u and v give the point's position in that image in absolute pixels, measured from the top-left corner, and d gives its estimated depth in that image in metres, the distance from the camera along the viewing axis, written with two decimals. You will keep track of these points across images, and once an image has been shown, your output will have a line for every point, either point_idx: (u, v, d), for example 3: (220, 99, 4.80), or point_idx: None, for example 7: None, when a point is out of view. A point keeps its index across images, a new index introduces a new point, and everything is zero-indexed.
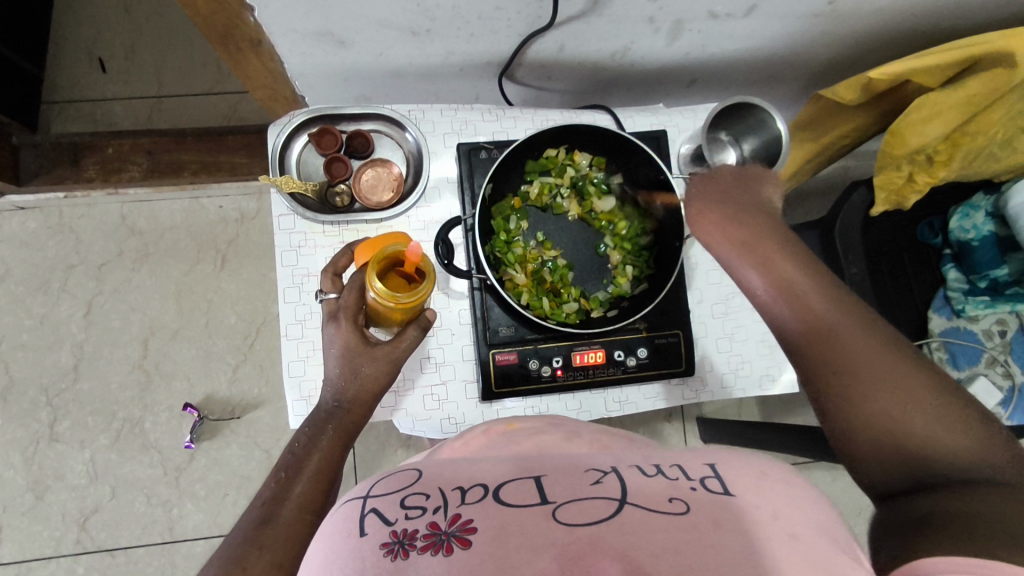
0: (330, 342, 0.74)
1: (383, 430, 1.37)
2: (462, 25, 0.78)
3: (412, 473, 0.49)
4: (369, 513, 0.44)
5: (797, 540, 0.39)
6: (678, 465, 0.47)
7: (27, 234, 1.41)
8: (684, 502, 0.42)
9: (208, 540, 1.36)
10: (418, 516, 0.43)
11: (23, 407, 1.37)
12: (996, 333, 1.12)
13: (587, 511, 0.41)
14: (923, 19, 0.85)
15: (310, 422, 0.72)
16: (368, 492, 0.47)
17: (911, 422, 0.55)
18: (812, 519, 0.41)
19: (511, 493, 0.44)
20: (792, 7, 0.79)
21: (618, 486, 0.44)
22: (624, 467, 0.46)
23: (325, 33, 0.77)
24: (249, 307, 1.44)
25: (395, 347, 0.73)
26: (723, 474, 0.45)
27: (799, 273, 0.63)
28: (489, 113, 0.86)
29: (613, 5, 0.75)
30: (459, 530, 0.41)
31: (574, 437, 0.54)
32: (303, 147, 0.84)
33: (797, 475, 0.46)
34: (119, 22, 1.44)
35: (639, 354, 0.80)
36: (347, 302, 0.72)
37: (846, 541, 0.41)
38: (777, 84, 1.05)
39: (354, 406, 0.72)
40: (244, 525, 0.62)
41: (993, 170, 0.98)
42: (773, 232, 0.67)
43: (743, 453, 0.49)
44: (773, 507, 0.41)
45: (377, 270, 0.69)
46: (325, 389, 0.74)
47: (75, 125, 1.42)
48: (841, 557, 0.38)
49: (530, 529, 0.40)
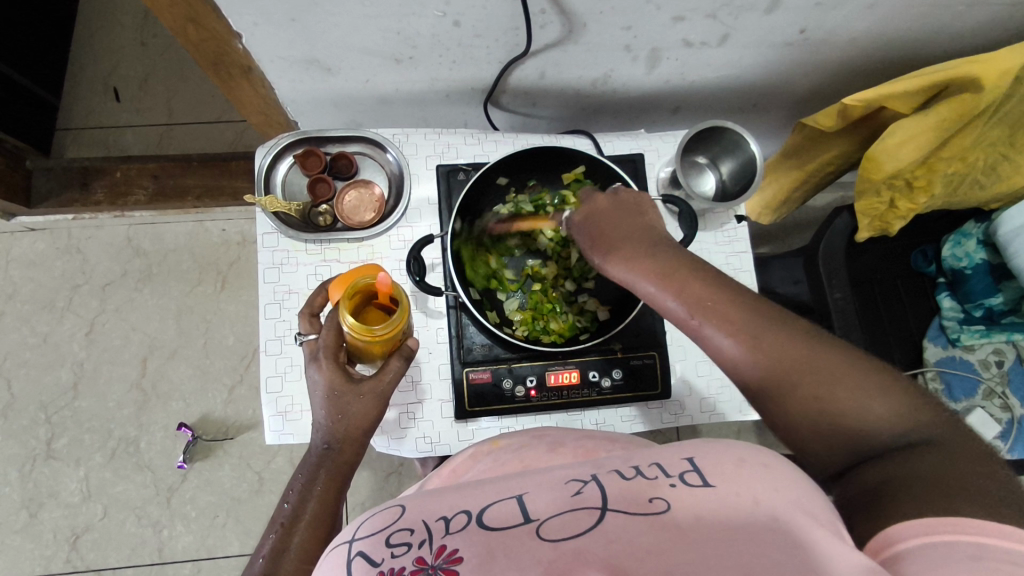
0: (314, 386, 0.71)
1: (374, 454, 1.36)
2: (443, 53, 0.81)
3: (395, 509, 0.47)
4: (356, 558, 0.43)
5: (780, 522, 0.39)
6: (656, 462, 0.46)
7: (36, 254, 1.46)
8: (663, 500, 0.41)
9: (196, 563, 1.35)
10: (405, 552, 0.42)
11: (23, 424, 1.39)
12: (992, 364, 1.09)
13: (569, 524, 0.41)
14: (897, 47, 0.86)
15: (303, 468, 0.70)
16: (354, 537, 0.46)
17: (844, 397, 0.51)
18: (790, 498, 0.41)
19: (494, 517, 0.43)
20: (764, 37, 0.81)
21: (598, 494, 0.43)
22: (604, 474, 0.45)
23: (312, 61, 0.80)
24: (247, 328, 1.46)
25: (380, 380, 0.71)
26: (702, 465, 0.44)
27: (701, 283, 0.57)
28: (472, 137, 0.89)
29: (588, 34, 0.77)
30: (446, 561, 0.40)
31: (559, 446, 0.56)
32: (288, 168, 0.87)
33: (769, 453, 0.45)
34: (136, 56, 1.51)
35: (613, 376, 0.81)
36: (325, 340, 0.71)
37: (827, 516, 0.41)
38: (762, 112, 1.06)
39: (346, 442, 0.70)
40: None
41: (980, 198, 0.97)
42: (665, 250, 0.61)
43: (717, 439, 0.48)
44: (753, 494, 0.41)
45: (352, 303, 0.70)
46: (315, 432, 0.71)
47: (87, 150, 1.47)
48: (824, 535, 0.39)
49: (516, 549, 0.40)
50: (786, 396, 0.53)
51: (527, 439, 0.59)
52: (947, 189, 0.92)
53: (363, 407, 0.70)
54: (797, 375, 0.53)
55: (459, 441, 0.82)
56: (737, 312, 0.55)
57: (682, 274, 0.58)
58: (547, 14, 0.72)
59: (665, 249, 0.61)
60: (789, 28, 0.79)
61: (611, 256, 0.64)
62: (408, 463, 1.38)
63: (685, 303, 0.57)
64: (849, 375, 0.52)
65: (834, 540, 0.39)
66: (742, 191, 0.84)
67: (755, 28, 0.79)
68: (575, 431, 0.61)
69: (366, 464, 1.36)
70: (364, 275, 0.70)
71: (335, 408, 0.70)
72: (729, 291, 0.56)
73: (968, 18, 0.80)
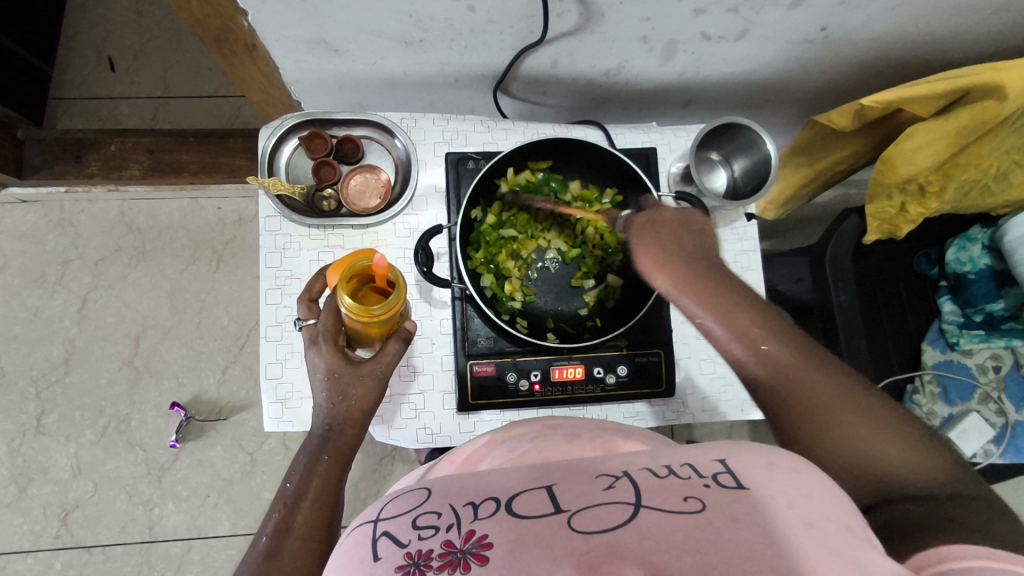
0: (313, 370, 0.71)
1: (368, 438, 1.36)
2: (455, 37, 0.79)
3: (420, 493, 0.47)
4: (381, 538, 0.43)
5: (814, 527, 0.38)
6: (688, 463, 0.45)
7: (27, 227, 1.42)
8: (698, 500, 0.41)
9: (187, 542, 1.34)
10: (433, 535, 0.42)
11: (13, 399, 1.37)
12: (990, 368, 1.10)
13: (602, 517, 0.40)
14: (917, 49, 0.85)
15: (304, 450, 0.68)
16: (379, 516, 0.46)
17: (868, 439, 0.55)
18: (823, 505, 0.40)
19: (525, 504, 0.42)
20: (784, 33, 0.79)
21: (632, 489, 0.42)
22: (637, 471, 0.45)
23: (320, 40, 0.78)
24: (243, 308, 1.44)
25: (378, 363, 0.70)
26: (735, 468, 0.44)
27: (752, 319, 0.61)
28: (481, 125, 0.87)
29: (605, 23, 0.75)
30: (475, 547, 0.40)
31: (573, 437, 0.54)
32: (292, 151, 0.85)
33: (799, 458, 0.45)
34: (131, 24, 1.47)
35: (618, 372, 0.81)
36: (324, 325, 0.70)
37: (861, 527, 0.40)
38: (774, 108, 1.05)
39: (349, 423, 0.70)
40: (248, 560, 0.58)
41: (989, 204, 0.97)
42: (719, 274, 0.66)
43: (750, 443, 0.48)
44: (788, 498, 0.40)
45: (349, 287, 0.69)
46: (316, 414, 0.70)
47: (80, 121, 1.44)
48: (860, 544, 0.38)
49: (548, 539, 0.39)
50: (806, 428, 0.57)
51: (537, 427, 0.58)
52: (959, 194, 0.91)
53: (364, 391, 0.70)
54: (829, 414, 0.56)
55: (459, 433, 0.81)
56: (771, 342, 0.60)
57: (728, 301, 0.62)
58: (566, 2, 0.70)
59: (722, 273, 0.66)
60: (810, 24, 0.78)
61: (662, 265, 0.67)
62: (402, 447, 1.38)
63: (729, 329, 0.61)
64: (875, 423, 0.56)
65: (864, 548, 0.38)
66: (754, 191, 0.84)
67: (775, 24, 0.77)
68: (587, 422, 0.60)
69: (360, 447, 1.35)
70: (361, 258, 0.69)
71: (336, 390, 0.70)
72: (777, 324, 0.61)
73: (991, 21, 0.79)
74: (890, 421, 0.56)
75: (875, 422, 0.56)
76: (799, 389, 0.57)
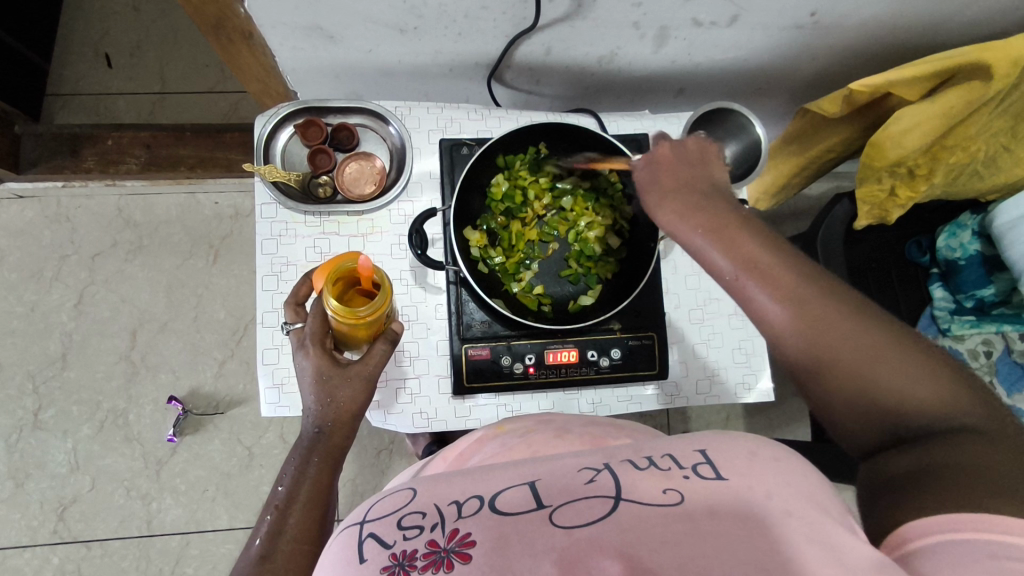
0: (302, 372, 0.71)
1: (365, 431, 1.37)
2: (449, 24, 0.79)
3: (407, 492, 0.46)
4: (368, 538, 0.43)
5: (791, 517, 0.39)
6: (669, 454, 0.45)
7: (24, 222, 1.43)
8: (677, 492, 0.41)
9: (185, 536, 1.35)
10: (417, 536, 0.42)
11: (10, 394, 1.38)
12: (982, 353, 1.08)
13: (582, 512, 0.41)
14: (905, 33, 0.86)
15: (293, 455, 0.68)
16: (366, 517, 0.45)
17: (886, 379, 0.51)
18: (801, 491, 0.41)
19: (508, 502, 0.42)
20: (774, 19, 0.81)
21: (612, 483, 0.42)
22: (618, 463, 0.44)
23: (315, 28, 0.79)
24: (240, 302, 1.44)
25: (365, 364, 0.70)
26: (716, 459, 0.43)
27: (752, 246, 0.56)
28: (476, 113, 0.88)
29: (597, 9, 0.76)
30: (459, 545, 0.40)
31: (563, 431, 0.55)
32: (288, 138, 0.85)
33: (782, 447, 0.45)
34: (128, 21, 1.47)
35: (612, 355, 0.81)
36: (312, 326, 0.71)
37: (841, 512, 0.41)
38: (767, 96, 1.06)
39: (338, 425, 0.70)
40: (240, 565, 0.59)
41: (978, 189, 0.98)
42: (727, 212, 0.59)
43: (729, 430, 0.47)
44: (767, 488, 0.40)
45: (336, 289, 0.70)
46: (305, 417, 0.70)
47: (76, 117, 1.44)
48: (832, 526, 0.39)
49: (530, 537, 0.40)
50: (839, 376, 0.53)
51: (531, 424, 0.58)
52: (947, 178, 0.92)
53: (352, 392, 0.70)
54: (851, 361, 0.52)
55: (455, 418, 0.82)
56: (794, 290, 0.54)
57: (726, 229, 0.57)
58: None
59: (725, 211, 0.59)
60: (800, 9, 0.79)
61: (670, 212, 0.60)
62: (399, 440, 1.38)
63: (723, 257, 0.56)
64: (888, 363, 0.51)
65: (846, 533, 0.38)
66: (746, 173, 0.84)
67: (765, 9, 0.78)
68: (577, 414, 0.60)
69: (356, 440, 1.36)
70: (346, 259, 0.69)
71: (325, 393, 0.70)
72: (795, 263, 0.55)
73: (976, 6, 0.80)
74: (908, 358, 0.51)
75: (887, 359, 0.51)
76: (821, 331, 0.53)
